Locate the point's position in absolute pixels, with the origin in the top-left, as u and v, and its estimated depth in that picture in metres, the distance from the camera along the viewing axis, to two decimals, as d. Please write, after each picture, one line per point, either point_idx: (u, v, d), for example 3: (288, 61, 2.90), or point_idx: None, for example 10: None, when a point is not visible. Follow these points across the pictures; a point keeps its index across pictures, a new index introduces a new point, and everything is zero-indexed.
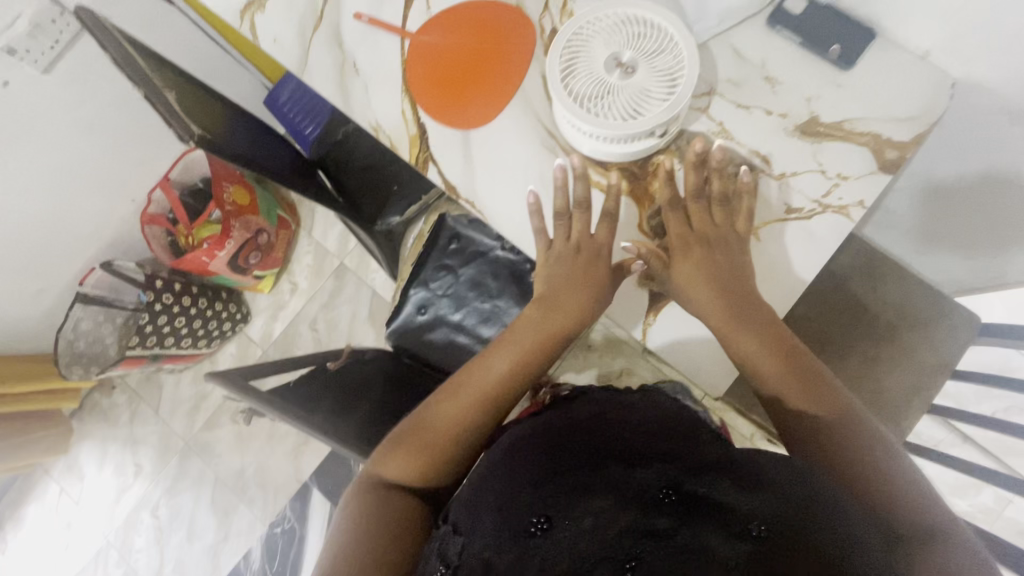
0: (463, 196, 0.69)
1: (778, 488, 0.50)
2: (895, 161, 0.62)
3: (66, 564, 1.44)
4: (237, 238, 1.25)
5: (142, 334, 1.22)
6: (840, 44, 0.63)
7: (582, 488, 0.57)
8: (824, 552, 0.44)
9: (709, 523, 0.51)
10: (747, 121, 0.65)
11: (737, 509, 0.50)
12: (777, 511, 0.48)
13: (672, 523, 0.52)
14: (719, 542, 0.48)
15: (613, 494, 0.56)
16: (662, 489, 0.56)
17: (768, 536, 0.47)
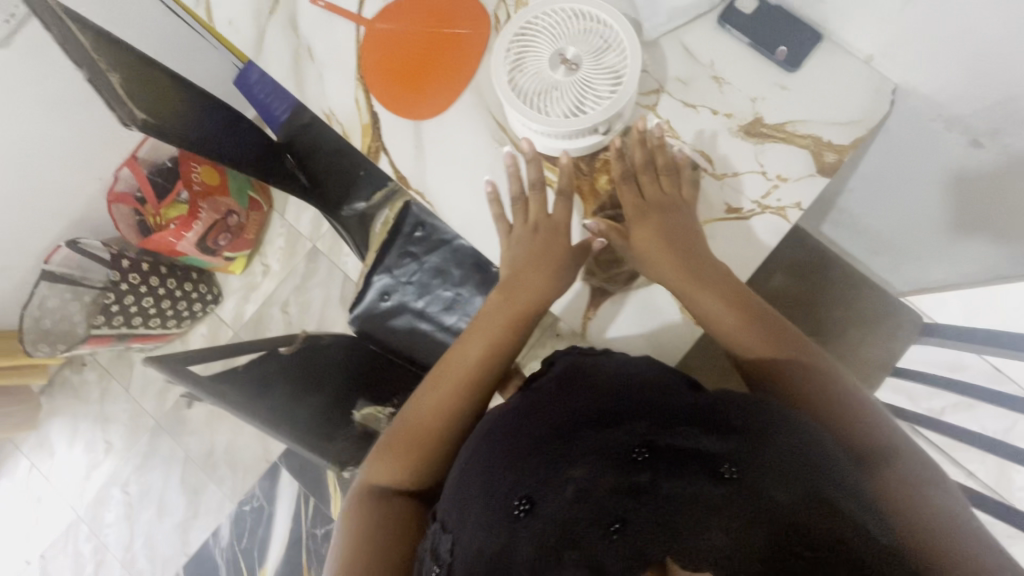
0: (414, 186, 0.70)
1: (754, 435, 0.46)
2: (833, 165, 0.63)
3: (37, 537, 1.45)
4: (205, 219, 1.26)
5: (108, 313, 1.22)
6: (786, 45, 0.63)
7: (556, 456, 0.51)
8: (805, 490, 0.43)
9: (690, 471, 0.46)
10: (693, 120, 0.65)
11: (711, 456, 0.46)
12: (749, 451, 0.46)
13: (658, 474, 0.47)
14: (705, 487, 0.45)
15: (586, 453, 0.50)
16: (636, 445, 0.49)
17: (747, 484, 0.45)
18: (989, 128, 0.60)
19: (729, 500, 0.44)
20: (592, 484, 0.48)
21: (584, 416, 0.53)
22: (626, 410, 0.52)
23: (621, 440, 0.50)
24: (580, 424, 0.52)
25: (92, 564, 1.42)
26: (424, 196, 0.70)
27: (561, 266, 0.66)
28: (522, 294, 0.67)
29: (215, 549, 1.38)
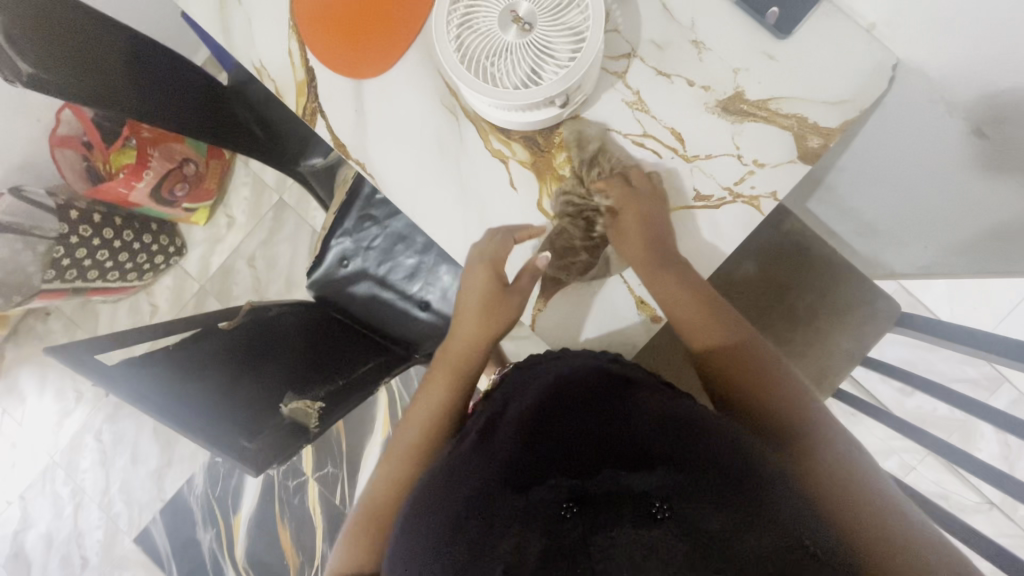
0: (354, 156, 0.63)
1: (669, 474, 0.45)
2: (816, 151, 0.56)
3: (15, 480, 1.48)
4: (157, 168, 1.18)
5: (59, 266, 1.16)
6: (779, 7, 0.55)
7: (479, 528, 0.45)
8: (740, 529, 0.40)
9: (624, 517, 0.41)
10: (666, 92, 0.58)
11: (641, 496, 0.43)
12: (678, 486, 0.44)
13: (587, 528, 0.41)
14: (641, 534, 0.40)
15: (510, 519, 0.44)
16: (562, 500, 0.45)
17: (687, 521, 0.41)
18: (993, 117, 0.54)
19: (675, 540, 0.39)
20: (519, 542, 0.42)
21: (505, 472, 0.50)
22: (545, 464, 0.49)
23: (543, 495, 0.46)
24: (500, 485, 0.48)
25: (71, 506, 1.46)
26: (367, 168, 0.63)
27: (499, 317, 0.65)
28: (458, 351, 0.68)
29: (190, 497, 1.41)
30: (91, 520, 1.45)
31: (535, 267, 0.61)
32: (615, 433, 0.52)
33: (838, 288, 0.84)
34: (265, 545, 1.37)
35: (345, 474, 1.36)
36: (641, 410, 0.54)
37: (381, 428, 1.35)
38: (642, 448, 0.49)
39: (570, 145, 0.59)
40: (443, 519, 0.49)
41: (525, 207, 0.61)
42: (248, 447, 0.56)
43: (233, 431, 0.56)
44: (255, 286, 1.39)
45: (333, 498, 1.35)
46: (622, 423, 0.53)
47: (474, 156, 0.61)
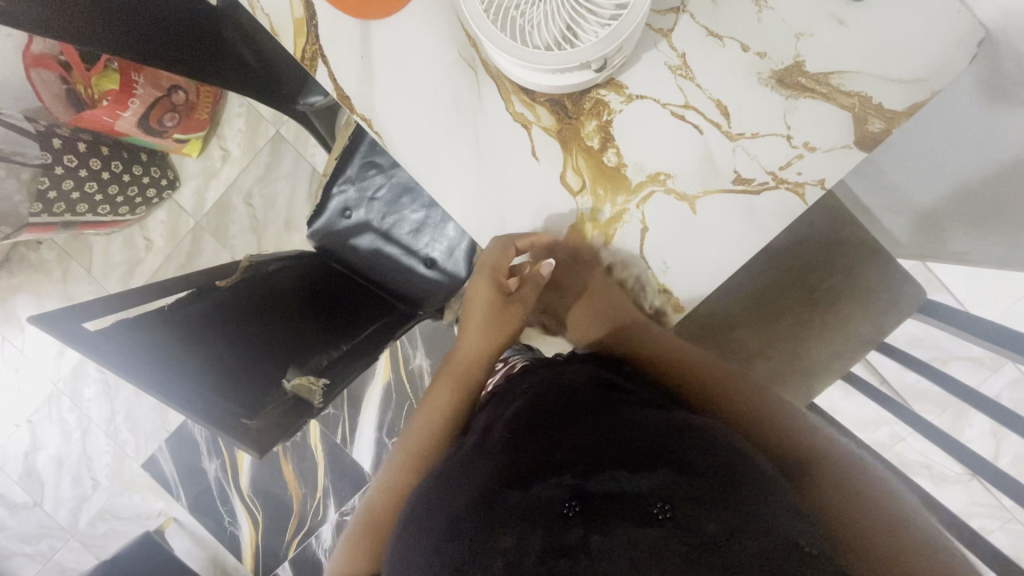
0: (359, 111, 0.56)
1: (669, 470, 0.46)
2: (876, 137, 0.50)
3: (21, 405, 1.50)
4: (144, 96, 1.10)
5: (46, 200, 1.09)
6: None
7: (482, 531, 0.46)
8: (741, 536, 0.41)
9: (625, 521, 0.43)
10: (715, 56, 0.51)
11: (640, 498, 0.44)
12: (678, 484, 0.44)
13: (584, 533, 0.43)
14: (640, 538, 0.42)
15: (511, 518, 0.46)
16: (564, 500, 0.46)
17: (688, 522, 0.42)
18: None
19: (677, 541, 0.41)
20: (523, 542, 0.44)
21: (502, 465, 0.50)
22: (543, 459, 0.50)
23: (544, 494, 0.47)
24: (501, 483, 0.49)
25: (79, 432, 1.49)
26: (373, 125, 0.57)
27: (502, 330, 0.68)
28: (459, 364, 0.69)
29: (194, 429, 1.44)
30: (99, 446, 1.49)
31: (538, 275, 0.62)
32: (614, 424, 0.51)
33: (868, 272, 0.78)
34: (268, 477, 1.42)
35: (346, 416, 1.38)
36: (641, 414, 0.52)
37: (382, 373, 1.36)
38: (643, 438, 0.49)
39: (601, 112, 0.53)
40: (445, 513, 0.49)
41: (546, 180, 0.56)
42: (249, 427, 0.54)
43: (232, 408, 0.54)
44: (252, 225, 1.34)
45: (334, 437, 1.39)
46: (618, 414, 0.52)
47: (493, 119, 0.54)
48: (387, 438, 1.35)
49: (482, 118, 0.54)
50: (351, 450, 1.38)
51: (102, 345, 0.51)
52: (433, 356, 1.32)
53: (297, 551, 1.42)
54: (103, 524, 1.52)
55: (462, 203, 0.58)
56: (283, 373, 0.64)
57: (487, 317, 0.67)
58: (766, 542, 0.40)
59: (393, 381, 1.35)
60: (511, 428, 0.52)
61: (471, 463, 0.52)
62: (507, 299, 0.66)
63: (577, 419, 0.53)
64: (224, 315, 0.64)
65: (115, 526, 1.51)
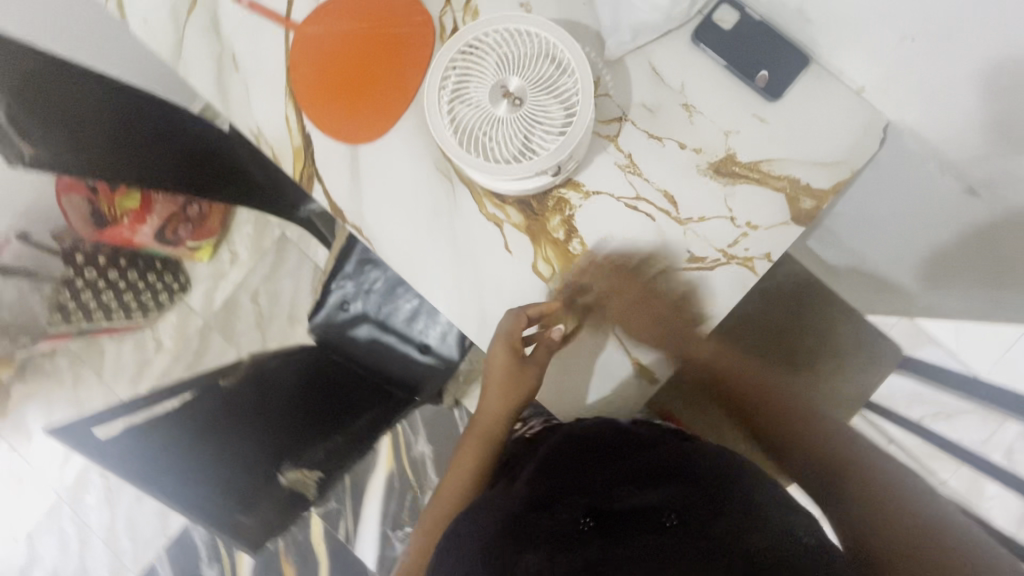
0: (349, 219, 0.63)
1: (677, 487, 0.50)
2: (809, 213, 0.57)
3: (22, 518, 1.48)
4: (159, 212, 1.26)
5: (67, 309, 1.26)
6: (769, 71, 0.56)
7: (507, 546, 0.45)
8: (743, 530, 0.44)
9: (636, 532, 0.45)
10: (657, 155, 0.59)
11: (652, 510, 0.47)
12: (679, 499, 0.49)
13: (604, 546, 0.44)
14: (659, 541, 0.43)
15: (534, 536, 0.45)
16: (581, 518, 0.48)
17: (695, 527, 0.45)
18: (987, 178, 0.53)
19: (690, 543, 0.43)
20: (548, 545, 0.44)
21: (524, 496, 0.52)
22: (562, 490, 0.52)
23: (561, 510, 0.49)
24: (523, 507, 0.50)
25: (79, 544, 1.47)
26: (361, 231, 0.63)
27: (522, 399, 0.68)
28: (484, 423, 0.72)
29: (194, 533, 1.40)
30: (99, 558, 1.46)
31: (550, 342, 0.61)
32: (618, 466, 0.56)
33: (843, 335, 0.87)
34: None
35: (349, 510, 1.35)
36: (642, 458, 0.57)
37: (384, 462, 1.34)
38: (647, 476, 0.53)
39: (563, 208, 0.60)
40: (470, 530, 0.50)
41: (519, 269, 0.61)
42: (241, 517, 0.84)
43: None
44: (258, 320, 1.40)
45: (337, 534, 1.35)
46: (631, 461, 0.57)
47: (468, 219, 0.61)
48: (391, 532, 1.32)
49: (458, 218, 0.61)
50: (355, 547, 1.34)
51: None
52: (435, 442, 1.31)
53: None
54: None
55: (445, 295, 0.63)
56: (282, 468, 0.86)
57: (505, 389, 0.67)
58: (774, 532, 0.44)
59: (397, 470, 1.33)
60: (534, 472, 0.56)
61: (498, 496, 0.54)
62: (523, 362, 0.63)
63: (586, 463, 0.57)
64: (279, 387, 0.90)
65: None
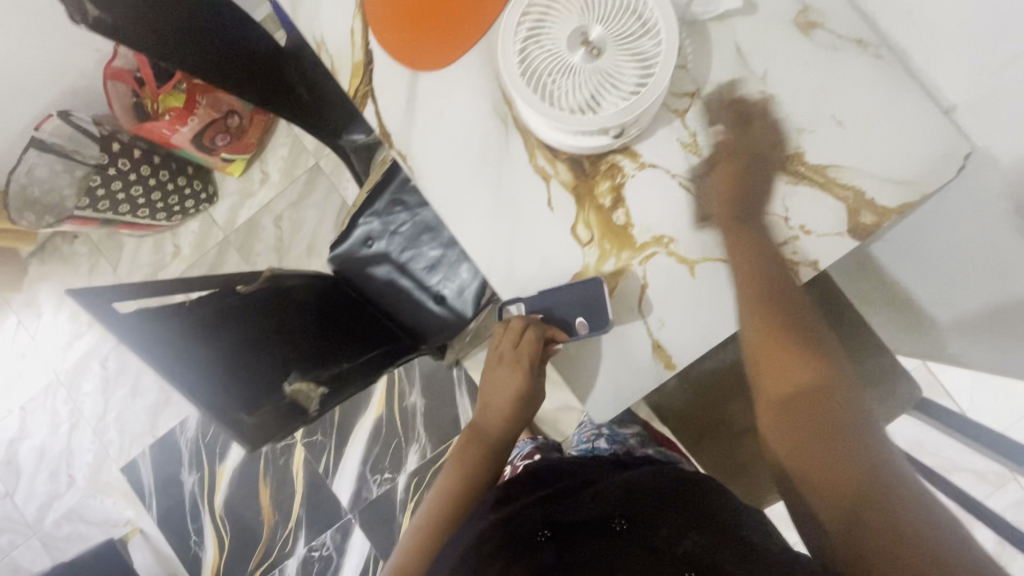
0: (396, 146, 0.61)
1: (652, 503, 0.59)
2: (868, 228, 0.54)
3: (17, 391, 1.52)
4: (202, 115, 1.17)
5: (93, 196, 1.17)
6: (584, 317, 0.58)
7: (515, 529, 0.60)
8: (662, 551, 0.53)
9: (589, 537, 0.57)
10: (724, 141, 0.56)
11: (604, 519, 0.59)
12: (630, 509, 0.59)
13: (554, 544, 0.57)
14: (598, 544, 0.56)
15: (530, 522, 0.61)
16: (575, 519, 0.60)
17: (636, 531, 0.56)
18: None
19: (598, 563, 0.53)
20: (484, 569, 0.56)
21: (550, 506, 0.63)
22: (562, 502, 0.64)
23: (524, 524, 0.60)
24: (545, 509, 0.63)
25: (68, 425, 1.50)
26: (406, 161, 0.61)
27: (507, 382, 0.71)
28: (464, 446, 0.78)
29: (180, 438, 1.45)
30: (83, 444, 1.49)
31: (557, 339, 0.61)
32: (647, 476, 0.64)
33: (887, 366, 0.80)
34: (243, 501, 1.42)
35: (332, 445, 1.39)
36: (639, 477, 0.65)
37: (375, 407, 1.38)
38: (652, 479, 0.63)
39: (615, 175, 0.57)
40: (461, 551, 0.60)
41: (557, 229, 0.58)
42: (243, 421, 0.62)
43: (231, 407, 0.61)
44: (278, 244, 1.40)
45: (317, 466, 1.39)
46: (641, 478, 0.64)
47: (516, 169, 0.59)
48: (370, 475, 1.36)
49: (508, 161, 0.59)
50: (332, 482, 1.39)
51: (130, 328, 0.54)
52: (428, 396, 1.35)
53: None
54: (69, 524, 1.49)
55: (476, 244, 0.60)
56: (286, 374, 0.71)
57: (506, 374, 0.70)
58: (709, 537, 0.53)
59: (385, 416, 1.37)
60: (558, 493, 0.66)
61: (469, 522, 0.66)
62: (517, 347, 0.66)
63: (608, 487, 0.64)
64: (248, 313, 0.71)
65: (81, 530, 1.48)
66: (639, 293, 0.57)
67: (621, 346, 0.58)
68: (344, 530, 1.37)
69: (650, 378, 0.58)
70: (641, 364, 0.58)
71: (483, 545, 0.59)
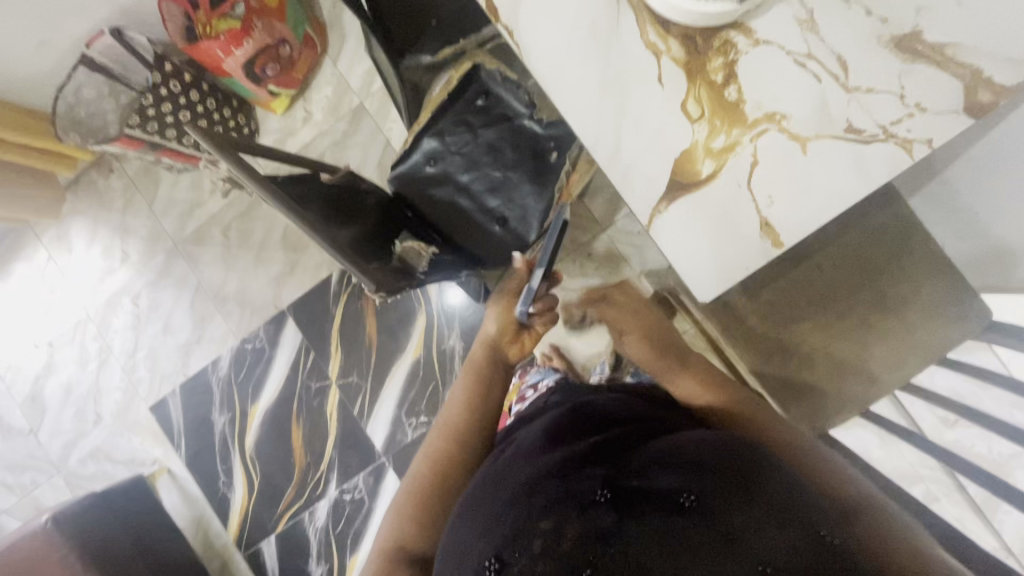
0: (503, 20, 0.62)
1: (741, 474, 0.46)
2: (985, 107, 0.53)
3: (46, 325, 1.51)
4: (256, 41, 1.17)
5: (144, 116, 1.17)
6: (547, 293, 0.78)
7: (565, 493, 0.47)
8: (745, 546, 0.41)
9: (653, 512, 0.44)
10: (841, 18, 0.56)
11: (669, 491, 0.45)
12: (707, 481, 0.45)
13: (617, 519, 0.44)
14: (662, 524, 0.43)
15: (584, 485, 0.47)
16: (640, 486, 0.47)
17: (715, 514, 0.43)
18: None
19: (659, 553, 0.42)
20: (528, 540, 0.46)
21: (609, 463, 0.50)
22: (623, 460, 0.50)
23: (577, 484, 0.48)
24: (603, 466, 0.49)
25: (96, 362, 1.48)
26: (513, 36, 0.62)
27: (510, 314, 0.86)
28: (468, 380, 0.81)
29: (211, 377, 1.44)
30: (111, 381, 1.48)
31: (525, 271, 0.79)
32: (722, 436, 0.50)
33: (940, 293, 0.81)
34: (275, 442, 1.41)
35: (368, 387, 1.38)
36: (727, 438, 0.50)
37: (413, 349, 1.37)
38: (733, 438, 0.50)
39: (729, 51, 0.57)
40: (504, 513, 0.50)
41: (666, 104, 0.58)
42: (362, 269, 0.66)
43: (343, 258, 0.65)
44: None
45: (351, 408, 1.38)
46: (730, 440, 0.49)
47: (627, 43, 0.59)
48: (406, 418, 1.35)
49: (621, 33, 0.59)
50: (366, 425, 1.37)
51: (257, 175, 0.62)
52: (468, 341, 1.33)
53: (285, 527, 1.38)
54: (93, 463, 1.46)
55: (582, 120, 0.61)
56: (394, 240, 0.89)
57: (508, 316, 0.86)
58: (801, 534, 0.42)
59: (423, 358, 1.36)
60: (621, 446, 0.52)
61: (514, 465, 0.55)
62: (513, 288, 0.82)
63: (683, 444, 0.49)
64: (322, 194, 0.74)
65: (105, 469, 1.45)
66: (749, 169, 0.57)
67: (728, 224, 0.59)
68: (377, 473, 1.35)
69: (749, 256, 0.59)
70: (740, 243, 0.59)
71: (522, 518, 0.47)
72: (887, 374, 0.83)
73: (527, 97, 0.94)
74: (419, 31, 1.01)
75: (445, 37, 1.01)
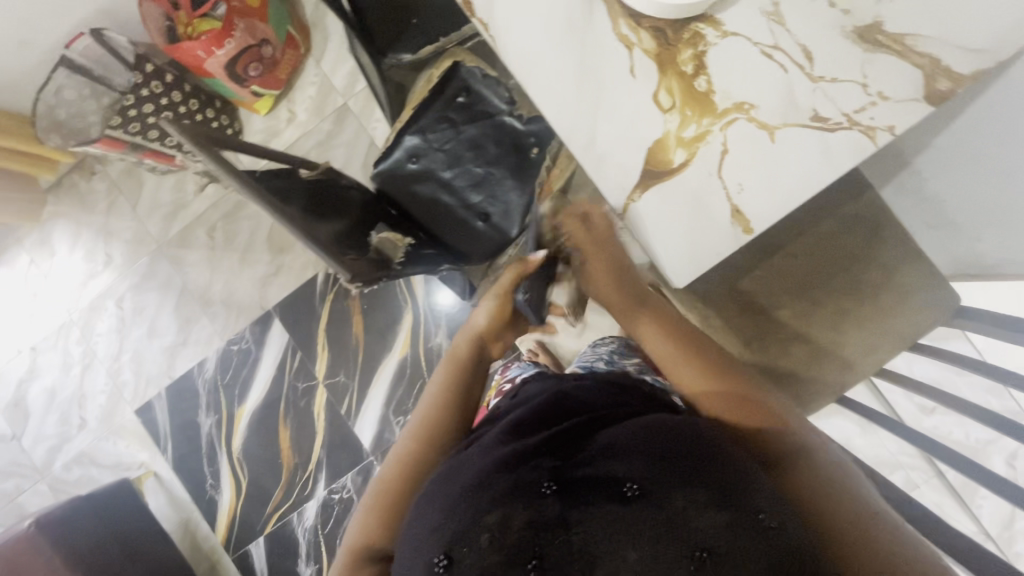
0: (478, 15, 0.63)
1: (688, 460, 0.47)
2: (943, 95, 0.55)
3: (28, 330, 1.49)
4: (238, 39, 1.16)
5: (125, 116, 1.16)
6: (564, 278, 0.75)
7: (514, 483, 0.47)
8: (686, 535, 0.43)
9: (599, 500, 0.45)
10: (805, 10, 0.57)
11: (618, 479, 0.46)
12: (654, 470, 0.46)
13: (565, 508, 0.45)
14: (610, 513, 0.44)
15: (534, 476, 0.47)
16: (588, 475, 0.47)
17: (659, 502, 0.44)
18: None
19: (607, 541, 0.43)
20: (476, 534, 0.44)
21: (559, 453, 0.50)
22: (574, 450, 0.50)
23: (528, 475, 0.47)
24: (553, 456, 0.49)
25: (80, 367, 1.47)
26: (488, 30, 0.63)
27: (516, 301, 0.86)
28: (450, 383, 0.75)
29: (197, 379, 1.43)
30: (96, 385, 1.46)
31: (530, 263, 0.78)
32: (676, 424, 0.50)
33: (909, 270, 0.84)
34: (262, 443, 1.40)
35: (356, 386, 1.38)
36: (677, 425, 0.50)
37: (400, 347, 1.38)
38: (676, 421, 0.51)
39: (698, 43, 0.59)
40: (454, 499, 0.48)
41: (638, 95, 0.60)
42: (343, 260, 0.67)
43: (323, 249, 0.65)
44: None
45: (339, 408, 1.38)
46: (680, 426, 0.50)
47: (599, 36, 0.60)
48: (394, 416, 1.35)
49: (593, 27, 0.60)
50: (354, 424, 1.37)
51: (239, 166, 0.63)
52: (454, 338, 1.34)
53: (274, 528, 1.38)
54: (78, 469, 1.44)
55: (557, 112, 0.62)
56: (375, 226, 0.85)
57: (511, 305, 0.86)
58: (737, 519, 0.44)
59: (410, 356, 1.37)
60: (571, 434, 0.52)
61: (470, 455, 0.53)
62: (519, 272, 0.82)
63: (632, 432, 0.50)
64: (303, 189, 0.75)
65: (90, 474, 1.44)
66: (720, 158, 0.59)
67: (699, 212, 0.60)
68: (366, 472, 1.35)
69: (721, 242, 0.61)
70: (711, 231, 0.61)
71: (472, 507, 0.46)
72: (861, 359, 0.86)
73: (507, 92, 0.97)
74: (400, 30, 1.02)
75: (426, 35, 1.01)
